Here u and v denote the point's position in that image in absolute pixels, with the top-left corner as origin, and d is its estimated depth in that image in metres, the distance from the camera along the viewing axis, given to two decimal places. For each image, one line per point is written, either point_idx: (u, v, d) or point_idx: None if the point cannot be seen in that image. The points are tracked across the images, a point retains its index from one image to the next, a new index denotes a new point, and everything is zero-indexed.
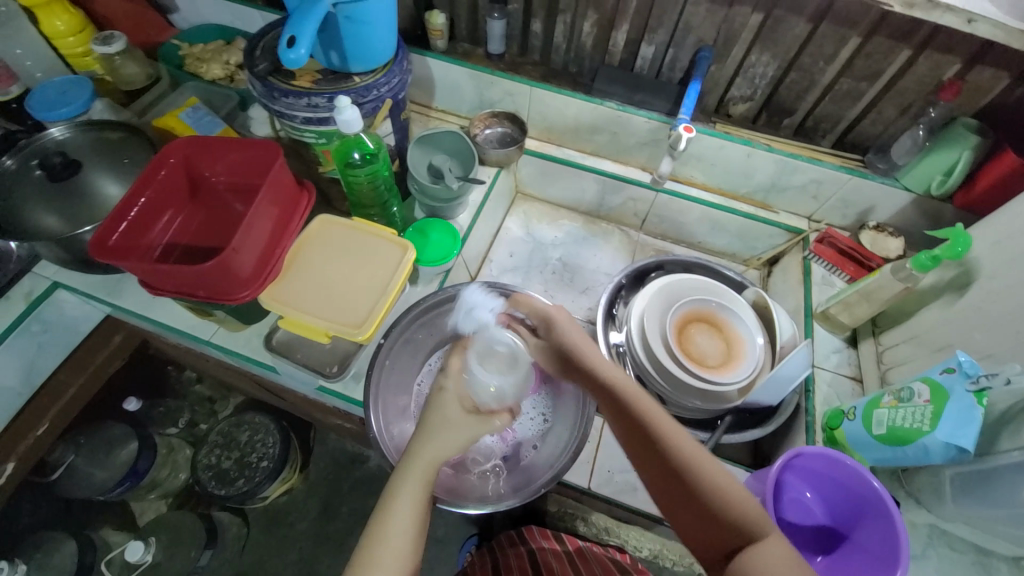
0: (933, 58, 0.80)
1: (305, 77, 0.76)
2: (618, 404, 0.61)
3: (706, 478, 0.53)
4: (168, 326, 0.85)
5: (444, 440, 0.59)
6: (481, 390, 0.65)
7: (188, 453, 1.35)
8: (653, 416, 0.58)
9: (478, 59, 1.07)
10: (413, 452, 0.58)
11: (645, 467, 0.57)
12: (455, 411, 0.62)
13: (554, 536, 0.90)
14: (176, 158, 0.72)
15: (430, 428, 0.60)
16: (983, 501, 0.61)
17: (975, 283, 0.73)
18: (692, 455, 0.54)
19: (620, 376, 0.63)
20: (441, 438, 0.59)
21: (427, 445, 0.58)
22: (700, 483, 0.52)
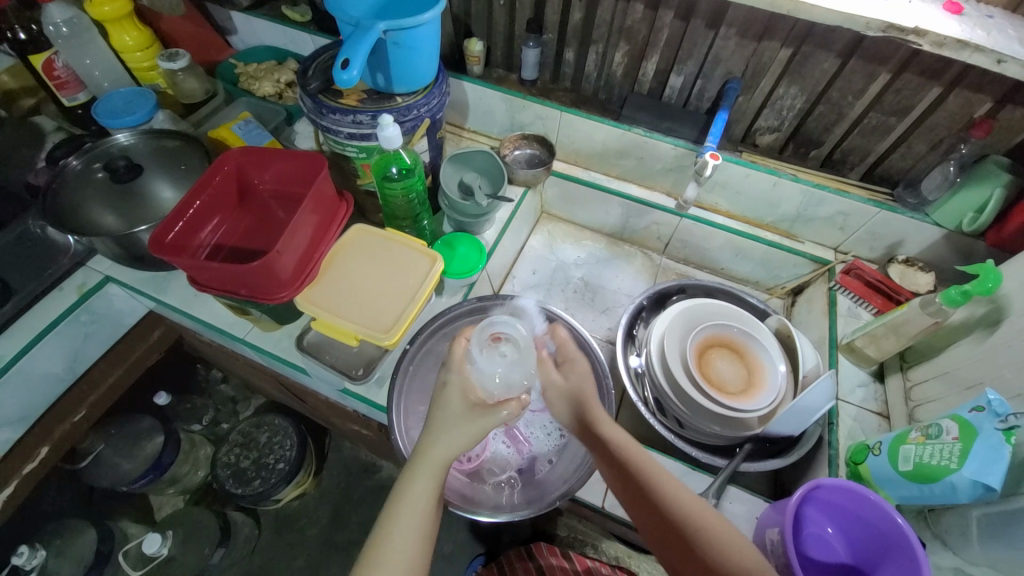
0: (963, 96, 0.80)
1: (352, 96, 0.81)
2: (620, 469, 0.64)
3: (711, 539, 0.56)
4: (206, 322, 0.90)
5: (451, 436, 0.62)
6: (485, 378, 0.65)
7: (208, 450, 1.40)
8: (652, 477, 0.61)
9: (512, 84, 1.12)
10: (423, 451, 0.61)
11: (651, 525, 0.61)
12: (458, 401, 0.65)
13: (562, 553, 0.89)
14: (230, 166, 0.77)
15: (435, 425, 0.63)
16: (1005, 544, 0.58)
17: (1006, 320, 0.72)
18: (696, 519, 0.58)
19: (619, 436, 0.66)
20: (446, 437, 0.62)
21: (436, 443, 0.61)
22: (706, 545, 0.56)
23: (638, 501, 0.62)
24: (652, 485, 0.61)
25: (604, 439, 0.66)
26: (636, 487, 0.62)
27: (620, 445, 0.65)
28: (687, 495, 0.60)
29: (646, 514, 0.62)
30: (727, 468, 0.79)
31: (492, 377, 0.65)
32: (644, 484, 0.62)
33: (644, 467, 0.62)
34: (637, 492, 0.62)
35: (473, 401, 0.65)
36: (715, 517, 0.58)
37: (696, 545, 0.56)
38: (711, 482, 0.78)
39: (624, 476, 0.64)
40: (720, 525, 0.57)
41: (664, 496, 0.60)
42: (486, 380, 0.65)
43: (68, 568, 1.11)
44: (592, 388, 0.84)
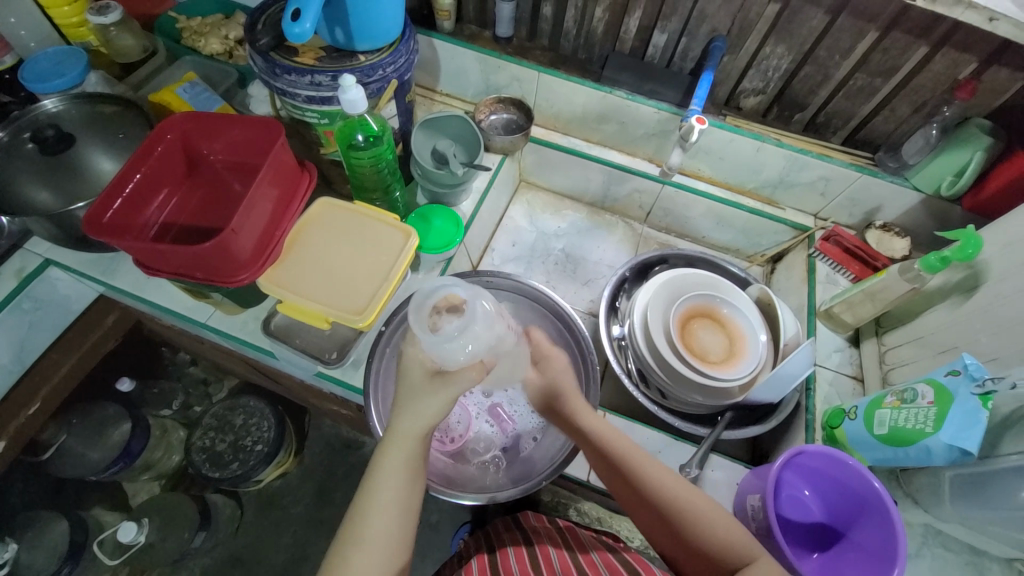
0: (950, 56, 0.78)
1: (308, 54, 0.73)
2: (602, 455, 0.63)
3: (693, 520, 0.57)
4: (163, 307, 0.83)
5: (415, 405, 0.57)
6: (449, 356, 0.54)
7: (182, 434, 1.34)
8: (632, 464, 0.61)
9: (486, 43, 1.04)
10: (393, 426, 0.57)
11: (638, 506, 0.62)
12: (416, 369, 0.59)
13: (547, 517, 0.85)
14: (172, 134, 0.69)
15: (400, 397, 0.59)
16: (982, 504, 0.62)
17: (983, 285, 0.73)
18: (682, 501, 0.57)
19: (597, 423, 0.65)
20: (411, 408, 0.57)
21: (405, 416, 0.57)
22: (690, 525, 0.57)
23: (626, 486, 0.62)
24: (638, 472, 0.60)
25: (586, 432, 0.64)
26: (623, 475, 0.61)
27: (607, 436, 0.63)
28: (669, 480, 0.59)
29: (631, 496, 0.62)
30: (710, 437, 0.80)
31: (459, 350, 0.54)
32: (628, 472, 0.61)
33: (630, 455, 0.61)
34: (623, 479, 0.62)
35: (426, 372, 0.58)
36: (698, 497, 0.58)
37: (683, 531, 0.57)
38: (694, 451, 0.80)
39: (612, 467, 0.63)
40: (702, 503, 0.57)
41: (646, 482, 0.60)
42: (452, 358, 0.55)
43: (42, 559, 1.06)
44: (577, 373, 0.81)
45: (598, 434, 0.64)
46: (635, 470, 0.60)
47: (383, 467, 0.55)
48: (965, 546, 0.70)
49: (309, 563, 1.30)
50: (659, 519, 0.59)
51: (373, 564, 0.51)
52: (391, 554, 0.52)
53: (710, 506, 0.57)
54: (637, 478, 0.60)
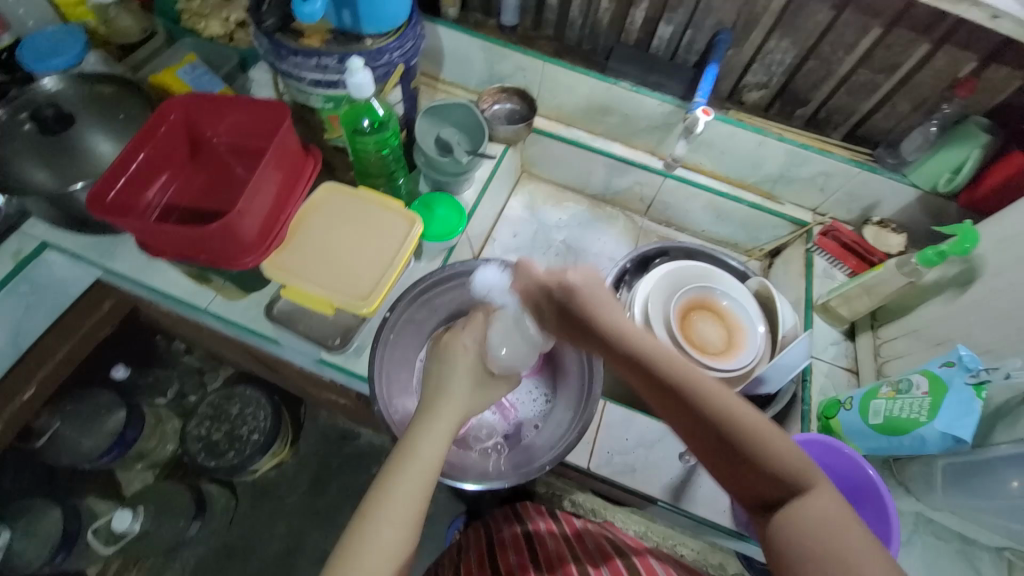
0: (951, 54, 0.79)
1: (315, 35, 0.72)
2: (639, 366, 0.53)
3: (754, 438, 0.47)
4: (163, 292, 0.83)
5: (467, 391, 0.64)
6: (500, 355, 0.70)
7: (176, 424, 1.31)
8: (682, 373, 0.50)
9: (490, 31, 1.04)
10: (433, 408, 0.61)
11: (679, 427, 0.52)
12: (467, 356, 0.67)
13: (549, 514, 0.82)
14: (176, 115, 0.68)
15: (445, 374, 0.65)
16: (973, 492, 0.65)
17: (978, 280, 0.74)
18: (738, 426, 0.48)
19: (636, 331, 0.55)
20: (457, 391, 0.63)
21: (454, 398, 0.62)
22: (748, 444, 0.48)
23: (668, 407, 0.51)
24: (688, 388, 0.50)
25: (624, 344, 0.54)
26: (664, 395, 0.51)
27: (653, 348, 0.53)
28: (725, 394, 0.49)
29: (673, 420, 0.52)
30: None
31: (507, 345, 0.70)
32: (677, 386, 0.50)
33: (679, 369, 0.51)
34: (665, 396, 0.51)
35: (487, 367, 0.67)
36: (762, 419, 0.48)
37: (740, 451, 0.48)
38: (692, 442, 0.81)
39: (652, 383, 0.52)
40: (763, 426, 0.48)
41: (696, 395, 0.49)
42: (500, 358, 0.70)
43: (35, 549, 1.06)
44: (579, 392, 0.77)
45: (638, 348, 0.53)
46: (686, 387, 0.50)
47: (418, 443, 0.57)
48: (954, 534, 0.73)
49: (305, 551, 1.30)
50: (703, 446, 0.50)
51: (397, 533, 0.51)
52: (410, 523, 0.52)
53: (770, 433, 0.48)
54: (687, 397, 0.50)
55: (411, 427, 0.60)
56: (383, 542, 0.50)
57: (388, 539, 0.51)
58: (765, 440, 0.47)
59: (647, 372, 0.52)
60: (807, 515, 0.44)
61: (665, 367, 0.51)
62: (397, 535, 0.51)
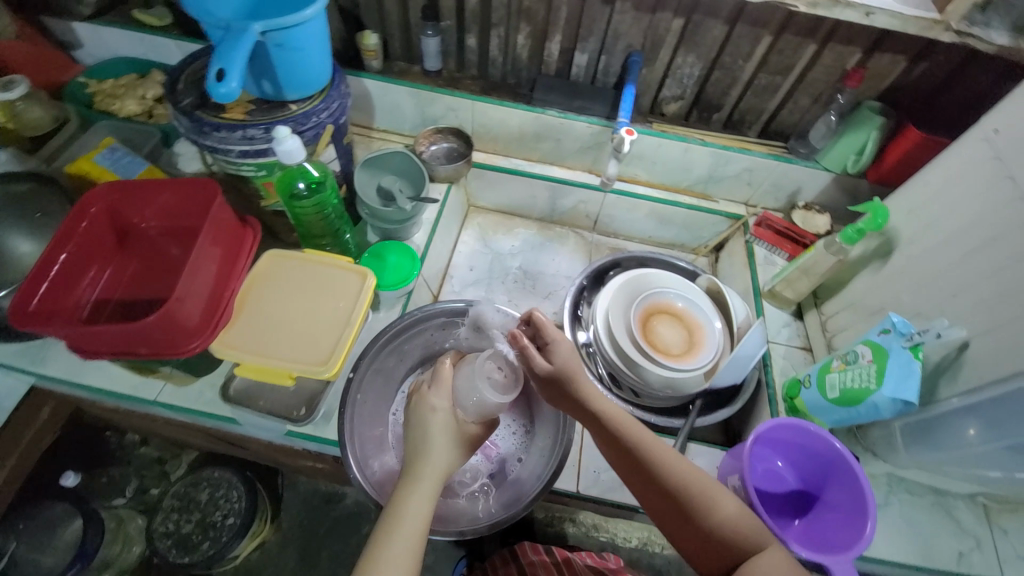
0: (836, 50, 0.88)
1: (236, 108, 0.72)
2: (613, 439, 0.63)
3: (706, 501, 0.57)
4: (105, 390, 0.77)
5: (441, 448, 0.62)
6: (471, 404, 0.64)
7: (140, 522, 1.20)
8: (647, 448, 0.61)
9: (416, 77, 1.06)
10: (415, 469, 0.60)
11: (646, 494, 0.61)
12: (433, 416, 0.64)
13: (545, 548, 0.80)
14: (98, 207, 0.65)
15: (419, 439, 0.63)
16: (930, 446, 0.71)
17: (897, 249, 0.81)
18: (695, 486, 0.58)
19: (613, 408, 0.65)
20: (438, 447, 0.62)
21: (430, 458, 0.61)
22: (702, 508, 0.57)
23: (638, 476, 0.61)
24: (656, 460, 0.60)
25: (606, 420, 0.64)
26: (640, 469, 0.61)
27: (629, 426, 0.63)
28: (681, 462, 0.60)
29: (642, 484, 0.61)
30: (686, 427, 0.83)
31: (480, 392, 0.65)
32: (643, 459, 0.61)
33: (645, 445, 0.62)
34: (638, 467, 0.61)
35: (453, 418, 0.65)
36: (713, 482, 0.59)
37: (696, 514, 0.57)
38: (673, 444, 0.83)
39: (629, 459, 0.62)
40: (715, 488, 0.58)
41: (659, 464, 0.60)
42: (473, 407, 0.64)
43: None
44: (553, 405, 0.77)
45: (617, 424, 0.64)
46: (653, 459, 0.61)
47: (402, 506, 0.56)
48: (927, 489, 0.77)
49: None
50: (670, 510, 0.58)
51: None
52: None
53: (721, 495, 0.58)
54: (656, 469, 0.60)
55: (396, 491, 0.59)
56: None
57: None
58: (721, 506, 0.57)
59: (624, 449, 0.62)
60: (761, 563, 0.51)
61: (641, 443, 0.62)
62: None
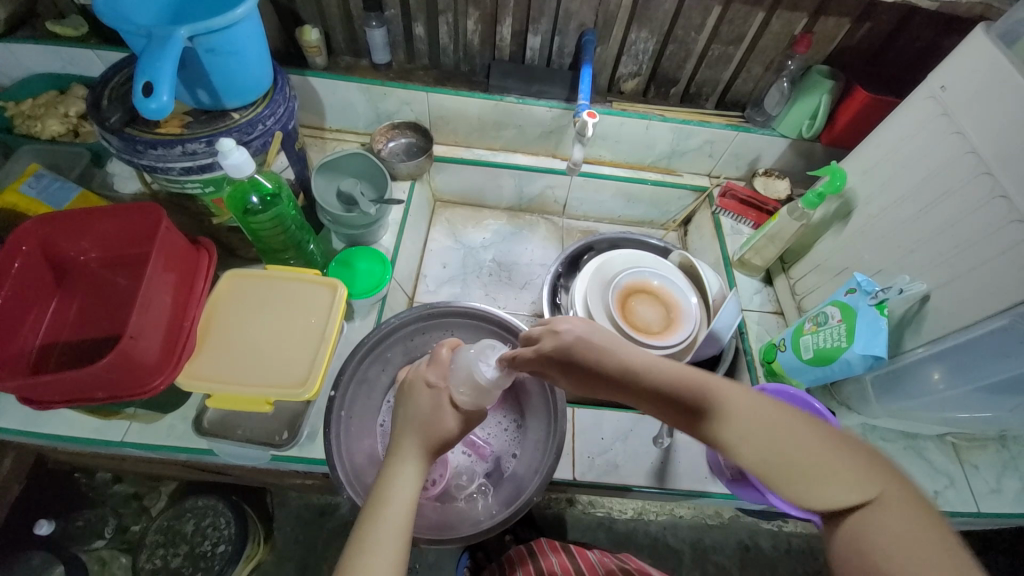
0: (784, 17, 0.88)
1: (172, 122, 0.66)
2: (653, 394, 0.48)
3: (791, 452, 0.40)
4: (66, 437, 0.72)
5: (427, 423, 0.57)
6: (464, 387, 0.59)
7: (124, 561, 1.16)
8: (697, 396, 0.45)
9: (365, 71, 1.01)
10: (399, 444, 0.55)
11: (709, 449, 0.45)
12: (422, 397, 0.59)
13: (564, 548, 0.78)
14: (30, 244, 0.59)
15: (403, 417, 0.58)
16: (901, 395, 0.75)
17: (856, 209, 0.84)
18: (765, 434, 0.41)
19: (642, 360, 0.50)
20: (425, 423, 0.57)
21: (416, 432, 0.56)
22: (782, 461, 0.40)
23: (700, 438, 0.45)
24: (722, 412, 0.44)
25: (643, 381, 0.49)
26: (696, 425, 0.45)
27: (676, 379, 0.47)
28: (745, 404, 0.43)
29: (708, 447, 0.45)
30: None
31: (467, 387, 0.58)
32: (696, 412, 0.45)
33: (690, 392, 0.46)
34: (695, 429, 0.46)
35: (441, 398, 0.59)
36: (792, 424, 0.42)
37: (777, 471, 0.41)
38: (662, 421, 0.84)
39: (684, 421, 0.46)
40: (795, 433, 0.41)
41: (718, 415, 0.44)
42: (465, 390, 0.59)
43: None
44: (540, 392, 0.77)
45: (664, 378, 0.48)
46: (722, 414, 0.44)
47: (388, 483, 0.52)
48: (898, 434, 0.82)
49: None
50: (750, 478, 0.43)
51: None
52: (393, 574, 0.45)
53: (815, 438, 0.41)
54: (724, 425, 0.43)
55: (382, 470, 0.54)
56: None
57: None
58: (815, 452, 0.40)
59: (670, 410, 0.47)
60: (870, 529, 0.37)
61: (696, 398, 0.45)
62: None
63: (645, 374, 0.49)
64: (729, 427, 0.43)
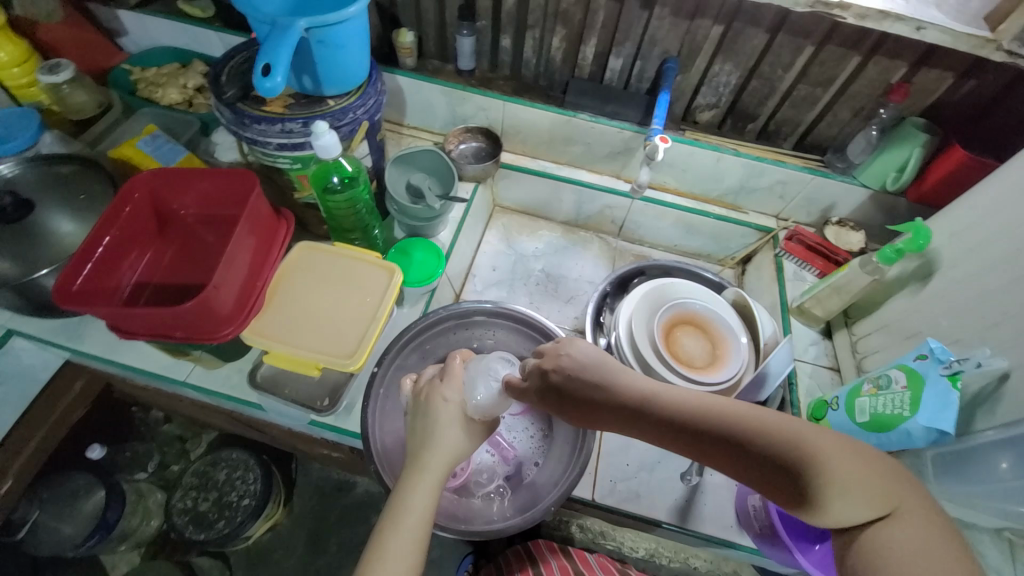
0: (880, 64, 0.85)
1: (276, 102, 0.73)
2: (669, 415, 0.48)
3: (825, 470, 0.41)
4: (138, 369, 0.80)
5: (449, 438, 0.60)
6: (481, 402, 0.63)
7: (160, 497, 1.24)
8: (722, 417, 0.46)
9: (449, 76, 1.07)
10: (421, 460, 0.59)
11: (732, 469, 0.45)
12: (448, 407, 0.62)
13: (563, 550, 0.81)
14: (141, 193, 0.67)
15: (426, 430, 0.61)
16: (965, 479, 0.66)
17: (937, 271, 0.79)
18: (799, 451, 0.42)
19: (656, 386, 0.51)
20: (440, 443, 0.60)
21: (435, 449, 0.59)
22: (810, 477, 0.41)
23: (753, 472, 0.43)
24: (771, 432, 0.43)
25: (692, 411, 0.47)
26: (720, 447, 0.45)
27: (737, 412, 0.45)
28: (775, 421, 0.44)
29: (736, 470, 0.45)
30: None
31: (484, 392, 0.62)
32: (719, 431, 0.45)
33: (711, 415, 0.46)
34: (746, 459, 0.44)
35: (463, 410, 0.62)
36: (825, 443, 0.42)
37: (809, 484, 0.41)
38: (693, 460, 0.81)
39: (734, 453, 0.44)
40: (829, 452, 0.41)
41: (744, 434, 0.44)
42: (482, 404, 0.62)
43: None
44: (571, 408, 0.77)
45: (680, 405, 0.48)
46: (779, 438, 0.43)
47: (406, 497, 0.55)
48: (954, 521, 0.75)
49: None
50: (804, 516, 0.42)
51: None
52: None
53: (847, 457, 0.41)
54: (773, 444, 0.43)
55: (401, 480, 0.58)
56: None
57: None
58: (883, 490, 0.40)
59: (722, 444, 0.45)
60: (892, 541, 0.39)
61: (741, 420, 0.45)
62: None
63: (676, 402, 0.49)
64: (771, 446, 0.43)
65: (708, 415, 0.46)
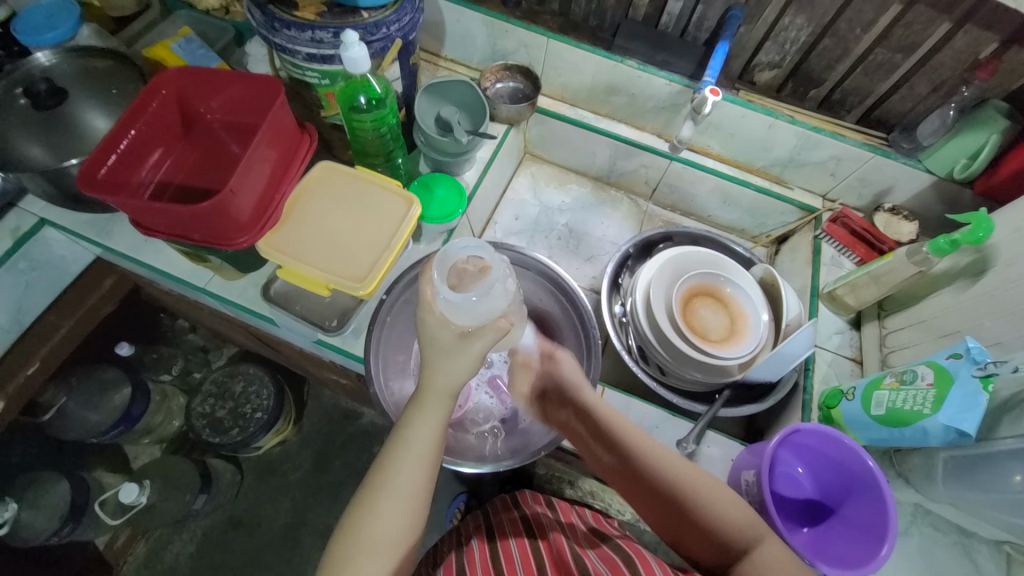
0: (973, 33, 0.75)
1: (308, 7, 0.69)
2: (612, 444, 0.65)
3: (710, 508, 0.58)
4: (160, 270, 0.83)
5: (449, 364, 0.53)
6: (465, 310, 0.52)
7: (182, 401, 1.30)
8: (647, 456, 0.62)
9: (493, 5, 1.00)
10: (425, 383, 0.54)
11: (658, 512, 0.63)
12: (443, 330, 0.53)
13: (547, 502, 0.79)
14: (168, 91, 0.67)
15: (428, 354, 0.54)
16: (973, 486, 0.65)
17: (991, 269, 0.73)
18: (690, 494, 0.59)
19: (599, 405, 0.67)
20: (444, 366, 0.54)
21: (433, 372, 0.54)
22: (702, 512, 0.59)
23: (703, 542, 0.59)
24: (685, 491, 0.60)
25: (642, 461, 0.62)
26: (660, 502, 0.62)
27: (716, 503, 0.59)
28: (676, 465, 0.61)
29: (652, 507, 0.63)
30: (708, 414, 0.80)
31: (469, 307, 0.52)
32: (642, 469, 0.62)
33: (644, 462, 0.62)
34: (697, 534, 0.59)
35: (454, 330, 0.53)
36: (713, 486, 0.60)
37: (704, 518, 0.58)
38: (691, 428, 0.80)
39: (695, 528, 0.59)
40: (718, 491, 0.59)
41: (654, 473, 0.61)
42: (467, 311, 0.52)
43: (44, 519, 1.02)
44: (579, 350, 0.83)
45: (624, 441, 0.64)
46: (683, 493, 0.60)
47: (413, 425, 0.53)
48: (953, 527, 0.73)
49: (308, 527, 1.29)
50: (699, 533, 0.59)
51: (397, 513, 0.51)
52: (418, 503, 0.52)
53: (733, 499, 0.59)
54: (683, 497, 0.60)
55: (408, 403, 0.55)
56: (387, 523, 0.51)
57: (387, 524, 0.51)
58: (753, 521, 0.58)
59: (688, 522, 0.60)
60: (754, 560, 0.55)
61: (669, 476, 0.61)
62: (407, 514, 0.51)
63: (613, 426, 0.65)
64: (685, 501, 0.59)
65: (649, 464, 0.62)
